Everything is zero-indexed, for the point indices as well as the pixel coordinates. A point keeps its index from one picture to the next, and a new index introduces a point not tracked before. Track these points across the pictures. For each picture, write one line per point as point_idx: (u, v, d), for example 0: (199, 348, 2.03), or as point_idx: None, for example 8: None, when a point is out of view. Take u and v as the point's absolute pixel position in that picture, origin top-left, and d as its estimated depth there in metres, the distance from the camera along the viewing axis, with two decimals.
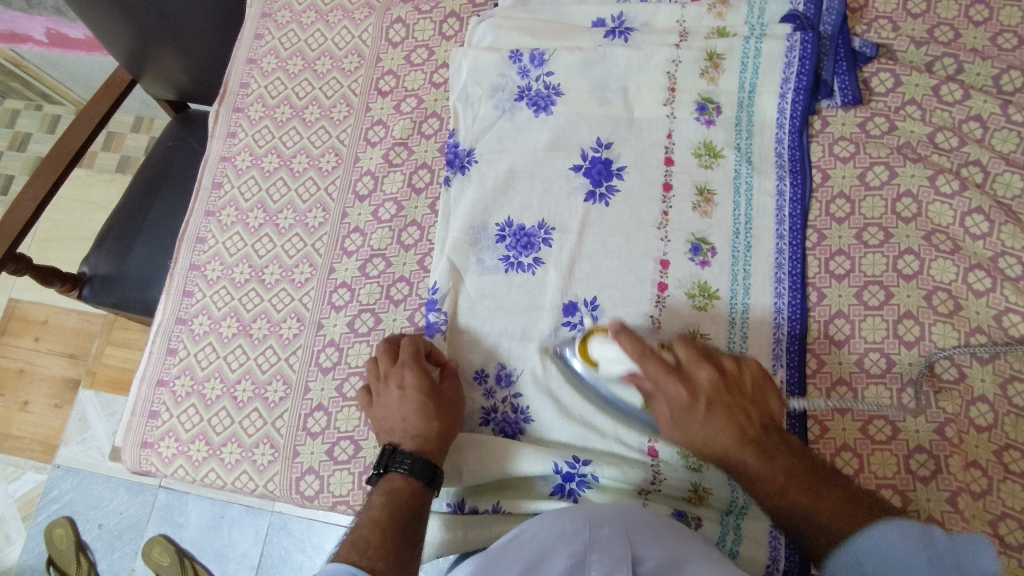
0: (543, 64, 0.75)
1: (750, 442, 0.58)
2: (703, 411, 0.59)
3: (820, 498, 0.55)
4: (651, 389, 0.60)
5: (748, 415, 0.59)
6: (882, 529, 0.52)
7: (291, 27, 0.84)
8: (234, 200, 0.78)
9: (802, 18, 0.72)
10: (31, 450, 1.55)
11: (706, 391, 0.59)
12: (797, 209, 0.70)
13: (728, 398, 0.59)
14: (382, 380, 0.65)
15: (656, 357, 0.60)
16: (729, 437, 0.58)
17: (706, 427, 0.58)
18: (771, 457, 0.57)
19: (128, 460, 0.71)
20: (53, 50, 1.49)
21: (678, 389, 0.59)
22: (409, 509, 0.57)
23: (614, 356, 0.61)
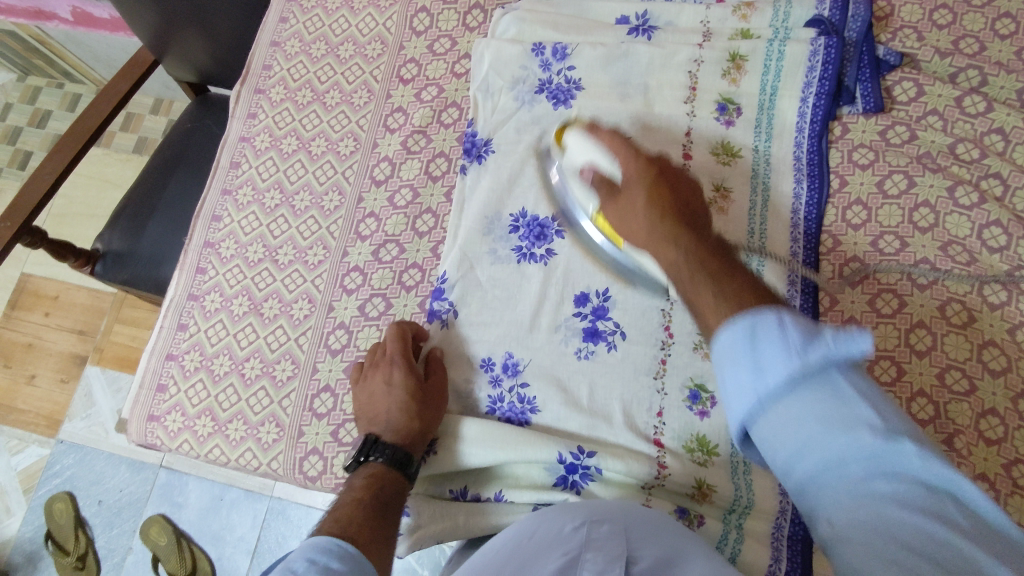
0: (565, 58, 0.75)
1: (682, 226, 0.54)
2: (643, 181, 0.59)
3: (722, 287, 0.47)
4: (602, 177, 0.62)
5: (682, 205, 0.57)
6: (736, 325, 0.43)
7: (316, 12, 0.84)
8: (252, 180, 0.78)
9: (827, 23, 0.71)
10: (36, 423, 1.56)
11: (641, 175, 0.59)
12: (812, 213, 0.70)
13: (660, 182, 0.58)
14: (371, 370, 0.65)
15: (618, 141, 0.62)
16: (666, 202, 0.57)
17: (637, 198, 0.58)
18: (693, 229, 0.54)
19: (134, 432, 0.71)
20: (77, 29, 1.50)
21: (629, 162, 0.60)
22: (390, 489, 0.58)
23: (582, 144, 0.64)
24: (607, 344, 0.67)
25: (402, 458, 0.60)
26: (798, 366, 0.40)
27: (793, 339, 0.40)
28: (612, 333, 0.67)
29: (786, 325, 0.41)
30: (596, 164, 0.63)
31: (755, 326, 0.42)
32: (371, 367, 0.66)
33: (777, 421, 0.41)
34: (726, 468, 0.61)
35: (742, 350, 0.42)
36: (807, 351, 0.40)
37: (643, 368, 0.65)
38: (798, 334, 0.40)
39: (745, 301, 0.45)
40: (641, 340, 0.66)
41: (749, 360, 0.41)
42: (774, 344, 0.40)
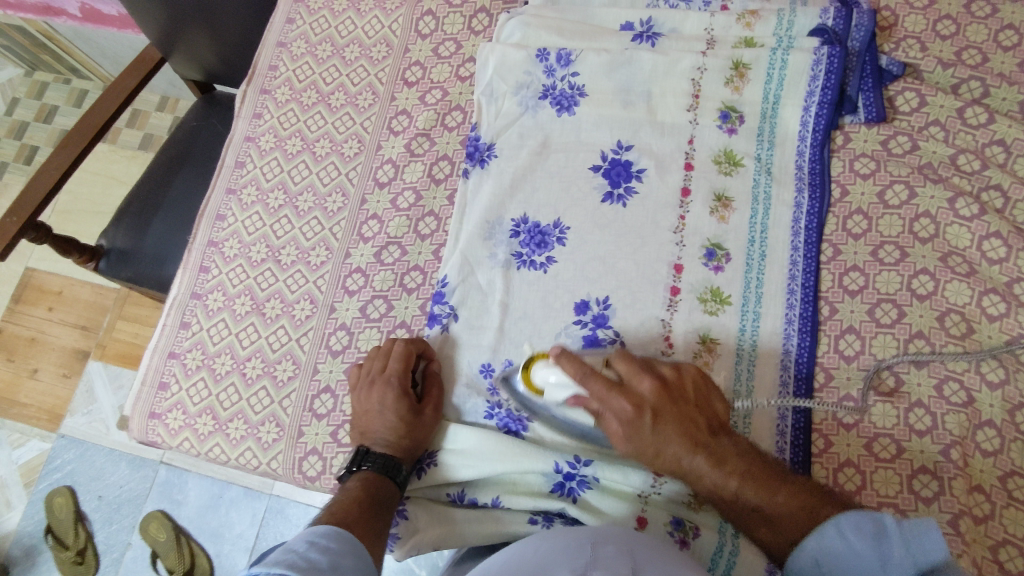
0: (569, 64, 0.76)
1: (694, 442, 0.59)
2: (652, 401, 0.60)
3: (772, 497, 0.56)
4: (599, 409, 0.60)
5: (699, 424, 0.60)
6: (827, 532, 0.53)
7: (322, 14, 0.84)
8: (256, 180, 0.79)
9: (830, 32, 0.72)
10: (38, 417, 1.56)
11: (651, 401, 0.60)
12: (813, 223, 0.70)
13: (674, 405, 0.60)
14: (370, 378, 0.66)
15: (600, 378, 0.60)
16: (675, 429, 0.59)
17: (666, 433, 0.59)
18: (721, 459, 0.58)
19: (135, 429, 0.71)
20: (85, 26, 1.51)
21: (616, 396, 0.60)
22: (382, 494, 0.61)
23: (558, 380, 0.61)
24: None
25: (394, 467, 0.62)
26: (880, 570, 0.51)
27: (871, 535, 0.51)
28: (612, 342, 0.68)
29: (886, 526, 0.51)
30: (579, 395, 0.61)
31: (824, 542, 0.53)
32: (371, 376, 0.66)
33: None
34: None
35: (847, 548, 0.52)
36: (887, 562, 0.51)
37: None
38: (874, 528, 0.51)
39: (795, 514, 0.55)
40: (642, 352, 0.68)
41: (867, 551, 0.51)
42: (836, 541, 0.53)
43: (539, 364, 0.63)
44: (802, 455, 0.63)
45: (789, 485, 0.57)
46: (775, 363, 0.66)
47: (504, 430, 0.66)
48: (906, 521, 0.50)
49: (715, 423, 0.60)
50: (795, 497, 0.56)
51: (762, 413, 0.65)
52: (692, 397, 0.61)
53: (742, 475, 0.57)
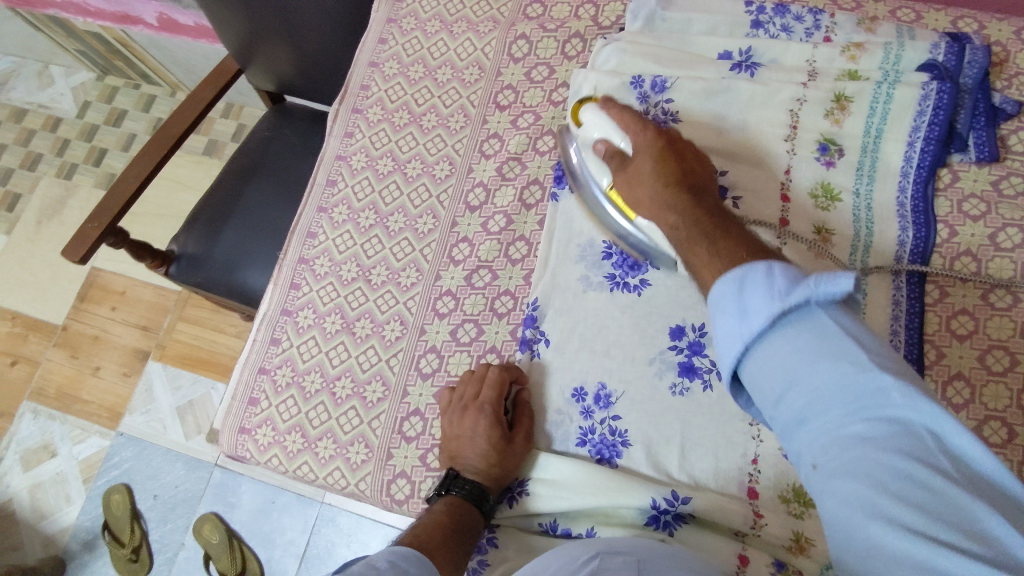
0: (663, 91, 0.74)
1: (676, 186, 0.61)
2: (656, 145, 0.64)
3: (722, 242, 0.52)
4: (619, 153, 0.66)
5: (680, 164, 0.63)
6: (728, 279, 0.47)
7: (415, 35, 0.85)
8: (348, 199, 0.80)
9: (941, 68, 0.70)
10: (98, 415, 1.59)
11: (657, 141, 0.64)
12: (917, 262, 0.67)
13: (672, 150, 0.64)
14: (461, 405, 0.66)
15: (627, 113, 0.67)
16: (672, 169, 0.62)
17: (646, 167, 0.63)
18: (691, 201, 0.59)
19: (226, 443, 0.72)
20: (161, 35, 1.55)
21: (639, 135, 0.65)
22: (467, 521, 0.61)
23: (596, 119, 0.68)
24: (703, 382, 0.65)
25: (481, 495, 0.62)
26: (777, 309, 0.43)
27: (774, 284, 0.44)
28: (707, 370, 0.66)
29: (771, 272, 0.45)
30: (609, 137, 0.67)
31: (745, 277, 0.46)
32: (462, 402, 0.66)
33: (778, 351, 0.43)
34: None
35: (731, 302, 0.46)
36: (786, 296, 0.43)
37: (738, 412, 0.64)
38: (781, 282, 0.44)
39: (741, 257, 0.49)
40: None
41: (736, 306, 0.45)
42: (789, 353, 0.42)
43: (585, 108, 0.69)
44: None
45: (737, 244, 0.51)
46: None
47: (597, 457, 0.65)
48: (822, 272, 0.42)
49: (703, 179, 0.62)
50: (736, 257, 0.50)
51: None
52: (697, 164, 0.64)
53: (698, 223, 0.56)
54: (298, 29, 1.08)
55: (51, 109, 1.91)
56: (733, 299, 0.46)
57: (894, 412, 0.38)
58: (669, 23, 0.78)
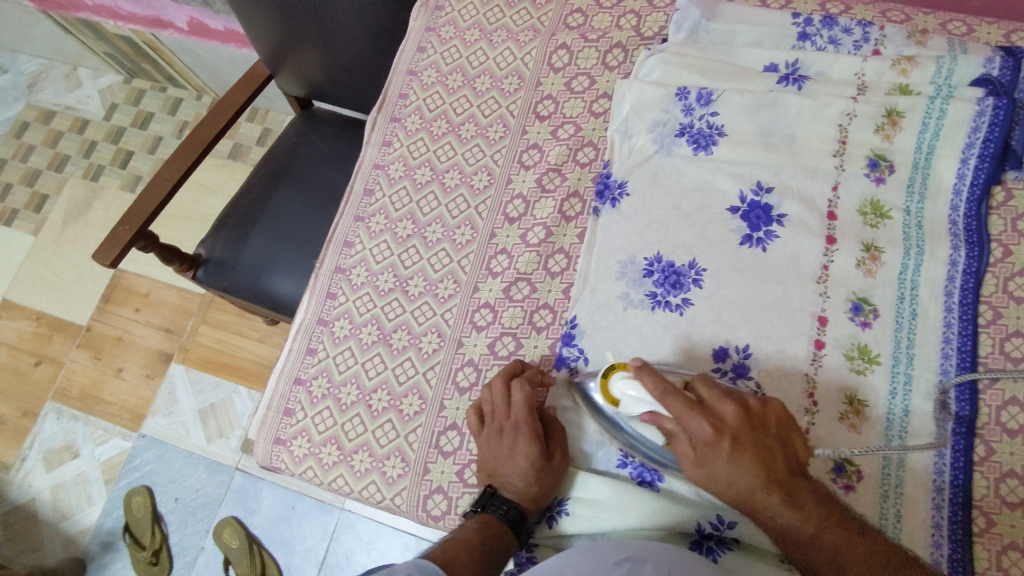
0: (709, 103, 0.73)
1: (776, 485, 0.55)
2: (751, 465, 0.55)
3: (852, 552, 0.54)
4: (674, 426, 0.57)
5: (777, 459, 0.56)
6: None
7: (454, 43, 0.84)
8: (385, 208, 0.79)
9: (995, 83, 0.68)
10: (120, 416, 1.60)
11: (731, 427, 0.56)
12: (970, 282, 0.65)
13: (758, 445, 0.56)
14: (497, 425, 0.64)
15: (683, 400, 0.56)
16: (755, 472, 0.55)
17: (728, 467, 0.55)
18: (799, 502, 0.55)
19: (261, 454, 0.72)
20: (190, 39, 1.55)
21: (698, 426, 0.56)
22: (497, 543, 0.59)
23: (636, 395, 0.58)
24: None
25: (514, 517, 0.60)
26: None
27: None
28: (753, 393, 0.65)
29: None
30: (659, 413, 0.58)
31: None
32: (497, 421, 0.64)
33: None
34: None
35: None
36: None
37: None
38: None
39: (875, 574, 0.53)
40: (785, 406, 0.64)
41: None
42: None
43: (621, 376, 0.59)
44: (963, 533, 0.59)
45: (867, 541, 0.54)
46: (930, 437, 0.62)
47: (637, 480, 0.64)
48: None
49: (796, 471, 0.56)
50: (887, 566, 0.53)
51: (913, 508, 0.60)
52: (776, 439, 0.56)
53: (818, 522, 0.55)
54: (329, 36, 1.07)
55: (79, 111, 1.93)
56: None
57: None
58: (713, 35, 0.77)
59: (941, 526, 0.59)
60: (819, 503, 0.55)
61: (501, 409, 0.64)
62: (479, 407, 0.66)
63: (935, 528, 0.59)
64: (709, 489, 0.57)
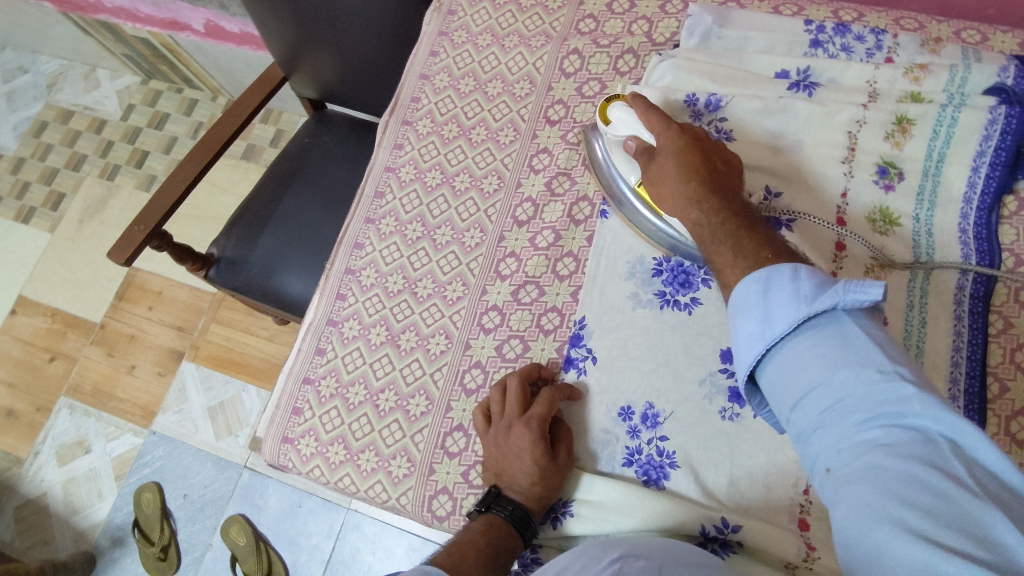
0: (718, 109, 0.73)
1: (710, 191, 0.61)
2: (682, 141, 0.64)
3: (747, 244, 0.56)
4: (648, 149, 0.67)
5: (715, 166, 0.63)
6: (752, 280, 0.52)
7: (466, 47, 0.85)
8: (395, 211, 0.79)
9: (1009, 92, 0.68)
10: (132, 413, 1.61)
11: (686, 134, 0.64)
12: (979, 291, 0.66)
13: (710, 168, 0.63)
14: (506, 423, 0.64)
15: (657, 116, 0.66)
16: (696, 160, 0.63)
17: (673, 163, 0.64)
18: (723, 211, 0.60)
19: (268, 452, 0.72)
20: (207, 41, 1.57)
21: (663, 133, 0.65)
22: (503, 544, 0.59)
23: (623, 118, 0.69)
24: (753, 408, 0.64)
25: (520, 518, 0.60)
26: (803, 314, 0.48)
27: (801, 288, 0.49)
28: None
29: (797, 277, 0.49)
30: (639, 133, 0.68)
31: (769, 281, 0.51)
32: (507, 419, 0.64)
33: (795, 364, 0.48)
34: None
35: (756, 301, 0.51)
36: (813, 301, 0.48)
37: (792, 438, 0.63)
38: (808, 285, 0.49)
39: (762, 257, 0.54)
40: None
41: (761, 309, 0.51)
42: (786, 290, 0.49)
43: (617, 104, 0.70)
44: None
45: (767, 244, 0.56)
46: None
47: (643, 478, 0.64)
48: (851, 281, 0.47)
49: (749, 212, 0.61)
50: (760, 258, 0.55)
51: None
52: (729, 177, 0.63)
53: (729, 221, 0.59)
54: (343, 40, 1.08)
55: (97, 111, 1.95)
56: (753, 304, 0.51)
57: (911, 420, 0.42)
58: (725, 41, 0.77)
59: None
60: (741, 219, 0.59)
61: (516, 407, 0.64)
62: (491, 404, 0.66)
63: None
64: (664, 210, 0.66)
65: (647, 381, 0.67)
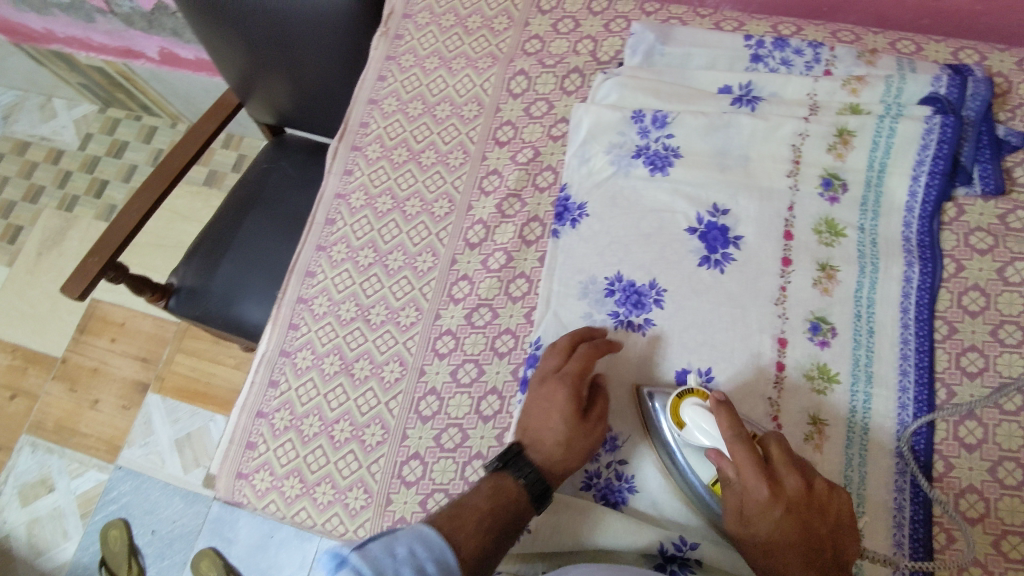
0: (664, 125, 0.74)
1: (799, 529, 0.54)
2: (778, 507, 0.54)
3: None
4: (733, 474, 0.55)
5: (819, 531, 0.54)
6: None
7: (414, 71, 0.85)
8: (346, 237, 0.79)
9: (943, 101, 0.69)
10: (96, 448, 1.57)
11: (784, 495, 0.54)
12: (925, 298, 0.66)
13: (802, 510, 0.54)
14: (542, 377, 0.64)
15: (740, 430, 0.55)
16: (797, 532, 0.54)
17: (766, 520, 0.54)
18: (814, 566, 0.53)
19: (222, 488, 0.71)
20: (162, 68, 1.55)
21: (757, 487, 0.54)
22: (510, 508, 0.57)
23: (702, 424, 0.57)
24: None
25: (533, 484, 0.59)
26: None
27: None
28: None
29: None
30: (722, 450, 0.56)
31: None
32: (545, 374, 0.64)
33: None
34: None
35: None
36: None
37: None
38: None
39: None
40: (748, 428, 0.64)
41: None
42: None
43: (692, 402, 0.59)
44: (924, 551, 0.59)
45: None
46: (890, 461, 0.62)
47: (601, 501, 0.64)
48: None
49: (836, 557, 0.54)
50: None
51: (875, 498, 0.61)
52: (824, 528, 0.54)
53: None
54: (294, 70, 1.06)
55: (54, 141, 1.92)
56: None
57: None
58: (667, 58, 0.78)
59: (903, 545, 0.59)
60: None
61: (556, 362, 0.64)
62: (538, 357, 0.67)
63: (896, 547, 0.59)
64: (740, 526, 0.55)
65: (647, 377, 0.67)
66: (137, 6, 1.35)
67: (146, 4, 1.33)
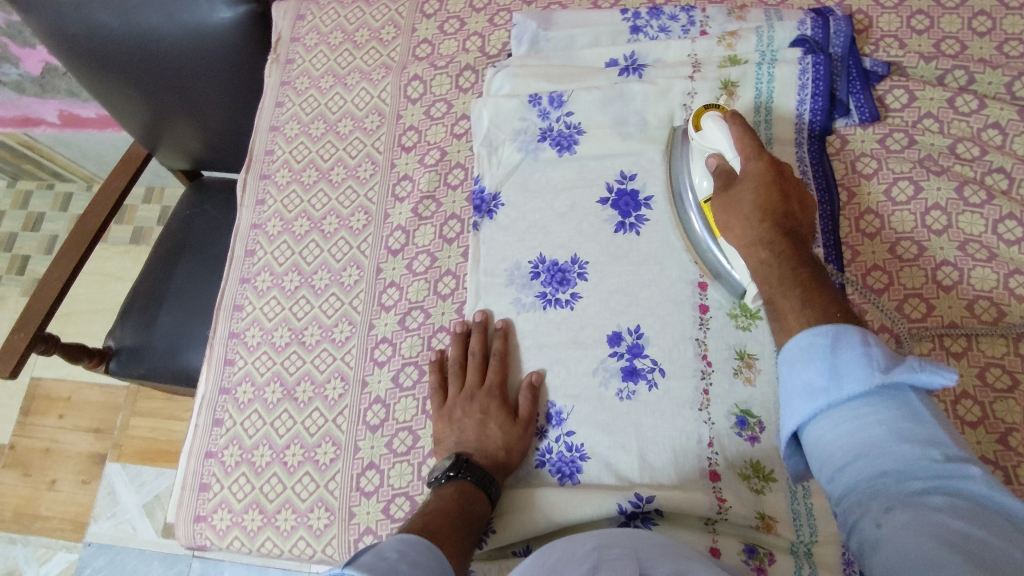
0: (562, 105, 0.76)
1: (782, 233, 0.58)
2: (769, 173, 0.60)
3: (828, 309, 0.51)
4: (732, 175, 0.63)
5: (792, 206, 0.60)
6: (820, 332, 0.49)
7: (310, 93, 0.87)
8: (269, 265, 0.80)
9: (811, 41, 0.74)
10: (61, 529, 1.47)
11: (767, 176, 0.60)
12: (828, 225, 0.69)
13: (785, 190, 0.60)
14: (465, 394, 0.67)
15: (741, 123, 0.63)
16: (776, 201, 0.59)
17: (744, 195, 0.60)
18: (783, 193, 0.60)
19: (183, 536, 0.70)
20: (65, 131, 1.51)
21: (749, 162, 0.61)
22: (475, 509, 0.60)
23: (717, 132, 0.65)
24: (647, 382, 0.66)
25: (490, 481, 0.62)
26: (877, 379, 0.44)
27: (876, 356, 0.45)
28: (650, 369, 0.67)
29: (869, 347, 0.46)
30: (721, 152, 0.65)
31: (838, 335, 0.48)
32: (467, 390, 0.67)
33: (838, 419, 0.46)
34: (784, 493, 0.61)
35: (820, 355, 0.48)
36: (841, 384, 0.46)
37: (685, 401, 0.65)
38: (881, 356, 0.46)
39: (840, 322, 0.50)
40: (681, 374, 0.66)
41: (825, 365, 0.47)
42: (855, 358, 0.46)
43: (712, 115, 0.66)
44: None
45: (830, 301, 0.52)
46: None
47: (558, 476, 0.66)
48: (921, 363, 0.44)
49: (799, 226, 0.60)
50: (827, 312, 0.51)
51: None
52: (799, 215, 0.60)
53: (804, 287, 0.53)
54: (195, 115, 1.02)
55: None
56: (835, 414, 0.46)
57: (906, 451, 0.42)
58: (552, 42, 0.80)
59: None
60: (802, 258, 0.56)
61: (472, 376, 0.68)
62: (444, 375, 0.69)
63: None
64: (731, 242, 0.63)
65: (585, 351, 0.68)
66: (26, 72, 1.33)
67: (34, 68, 1.31)
